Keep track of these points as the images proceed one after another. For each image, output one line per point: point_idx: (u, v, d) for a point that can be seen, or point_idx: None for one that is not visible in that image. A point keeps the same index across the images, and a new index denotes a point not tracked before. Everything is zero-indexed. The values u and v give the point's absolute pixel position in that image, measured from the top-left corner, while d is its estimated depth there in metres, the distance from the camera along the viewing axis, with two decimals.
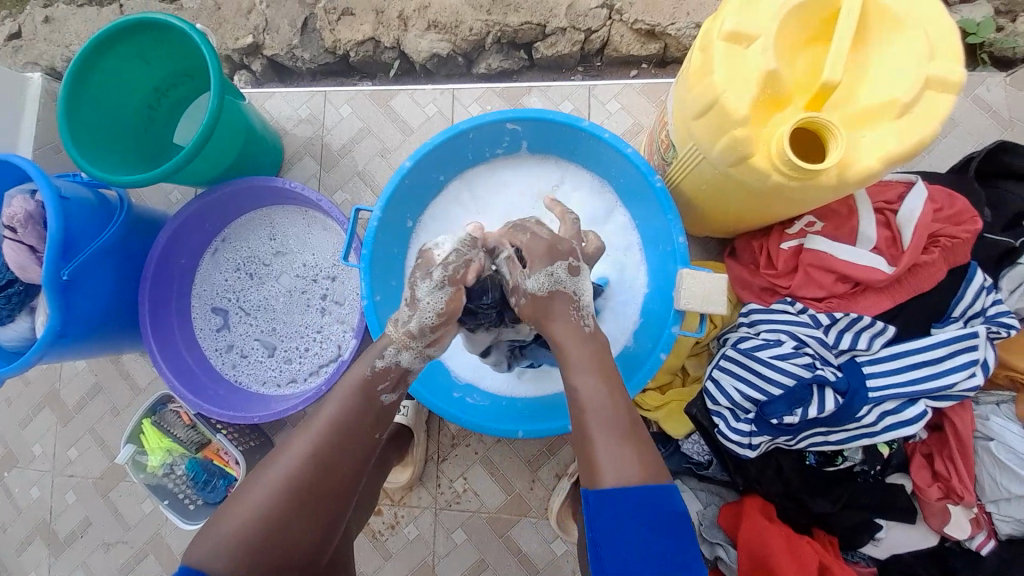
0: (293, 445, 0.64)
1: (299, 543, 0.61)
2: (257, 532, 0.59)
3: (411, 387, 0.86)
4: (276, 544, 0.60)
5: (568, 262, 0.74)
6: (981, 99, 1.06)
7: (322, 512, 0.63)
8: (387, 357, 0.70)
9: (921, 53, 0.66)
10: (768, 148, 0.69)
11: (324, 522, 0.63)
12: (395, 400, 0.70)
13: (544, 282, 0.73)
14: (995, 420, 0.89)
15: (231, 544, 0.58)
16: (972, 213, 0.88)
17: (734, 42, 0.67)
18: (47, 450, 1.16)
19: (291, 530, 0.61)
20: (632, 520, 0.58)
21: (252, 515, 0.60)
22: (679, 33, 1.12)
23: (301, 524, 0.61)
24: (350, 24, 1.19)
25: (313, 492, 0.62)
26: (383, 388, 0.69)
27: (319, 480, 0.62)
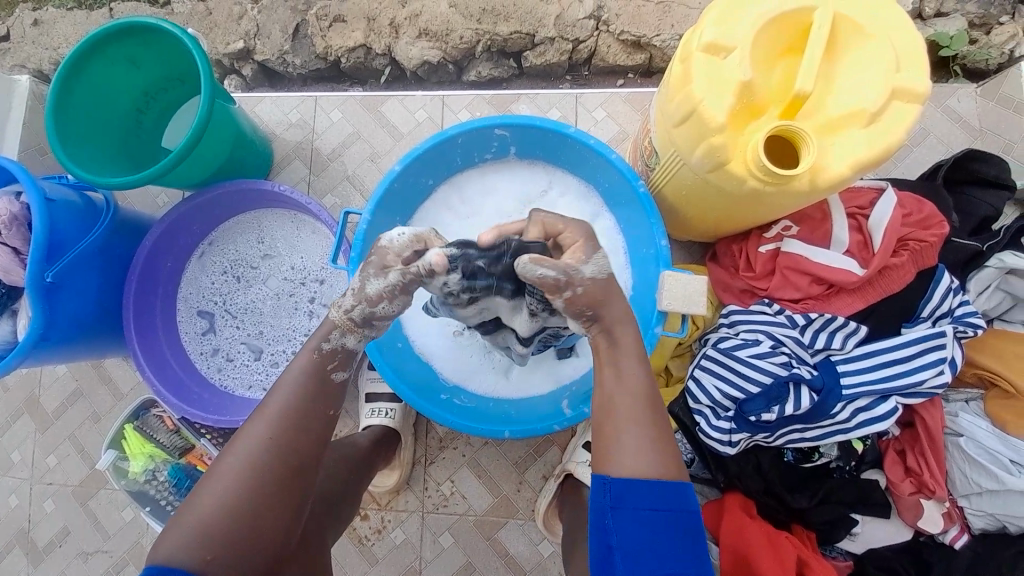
0: (284, 440, 0.64)
1: (264, 529, 0.61)
2: (219, 520, 0.59)
3: (364, 350, 0.86)
4: (260, 533, 0.60)
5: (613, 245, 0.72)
6: (950, 110, 1.12)
7: (288, 495, 0.63)
8: (333, 341, 0.69)
9: (886, 65, 0.69)
10: (744, 155, 0.72)
11: (290, 508, 0.63)
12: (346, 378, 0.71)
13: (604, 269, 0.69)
14: (965, 417, 0.92)
15: (211, 530, 0.58)
16: (940, 218, 0.92)
17: (712, 53, 0.71)
18: (26, 457, 1.13)
19: (259, 515, 0.61)
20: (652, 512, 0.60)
21: (215, 504, 0.60)
22: (663, 44, 1.16)
23: (268, 504, 0.61)
24: (342, 30, 1.20)
25: (277, 476, 0.62)
26: (333, 368, 0.69)
27: (283, 464, 0.63)
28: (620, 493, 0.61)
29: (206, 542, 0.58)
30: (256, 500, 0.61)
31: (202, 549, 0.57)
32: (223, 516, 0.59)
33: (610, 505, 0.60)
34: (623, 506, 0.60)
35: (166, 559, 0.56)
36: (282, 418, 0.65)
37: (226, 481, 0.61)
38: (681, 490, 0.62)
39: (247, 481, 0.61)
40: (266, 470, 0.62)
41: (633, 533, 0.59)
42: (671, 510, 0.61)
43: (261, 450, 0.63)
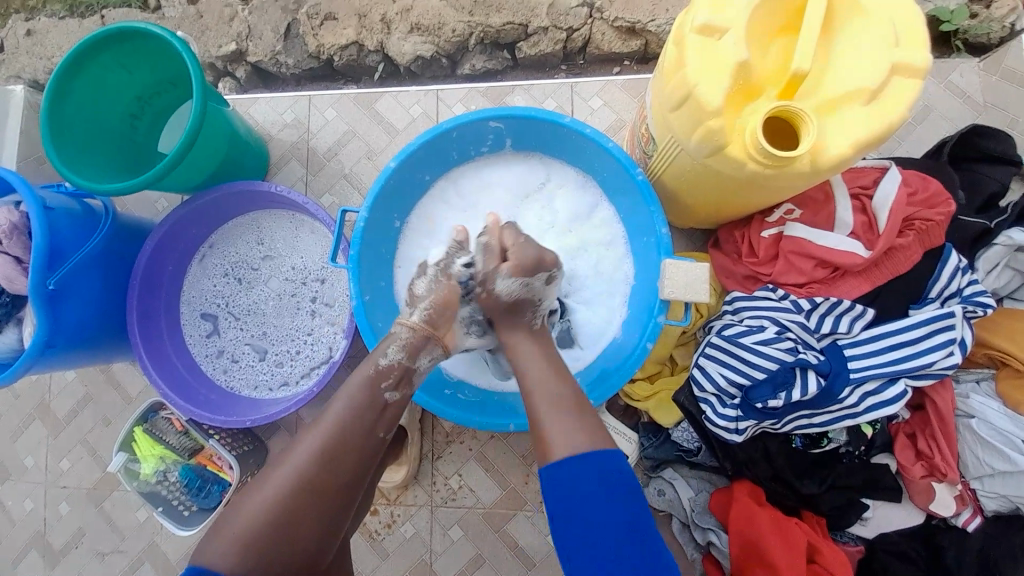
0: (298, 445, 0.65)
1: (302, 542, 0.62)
2: (262, 532, 0.60)
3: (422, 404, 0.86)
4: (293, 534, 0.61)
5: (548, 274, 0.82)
6: (953, 85, 1.09)
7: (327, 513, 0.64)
8: (390, 357, 0.72)
9: (885, 42, 0.68)
10: (742, 139, 0.71)
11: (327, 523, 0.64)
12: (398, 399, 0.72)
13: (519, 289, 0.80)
14: (976, 398, 0.91)
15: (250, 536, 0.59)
16: (946, 196, 0.90)
17: (706, 35, 0.69)
18: (39, 462, 1.14)
19: (298, 526, 0.62)
20: (580, 491, 0.61)
21: (258, 514, 0.61)
22: (659, 29, 1.14)
23: (310, 519, 0.62)
24: (333, 29, 1.19)
25: (322, 491, 0.63)
26: (386, 386, 0.71)
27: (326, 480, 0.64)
28: (560, 474, 0.62)
29: (245, 552, 0.59)
30: (297, 512, 0.62)
31: (243, 560, 0.58)
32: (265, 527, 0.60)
33: (552, 484, 0.62)
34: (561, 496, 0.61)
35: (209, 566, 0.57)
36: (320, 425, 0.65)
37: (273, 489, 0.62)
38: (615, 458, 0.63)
39: (298, 495, 0.62)
40: (314, 480, 0.63)
41: (571, 511, 0.60)
42: (609, 486, 0.61)
43: (309, 464, 0.63)
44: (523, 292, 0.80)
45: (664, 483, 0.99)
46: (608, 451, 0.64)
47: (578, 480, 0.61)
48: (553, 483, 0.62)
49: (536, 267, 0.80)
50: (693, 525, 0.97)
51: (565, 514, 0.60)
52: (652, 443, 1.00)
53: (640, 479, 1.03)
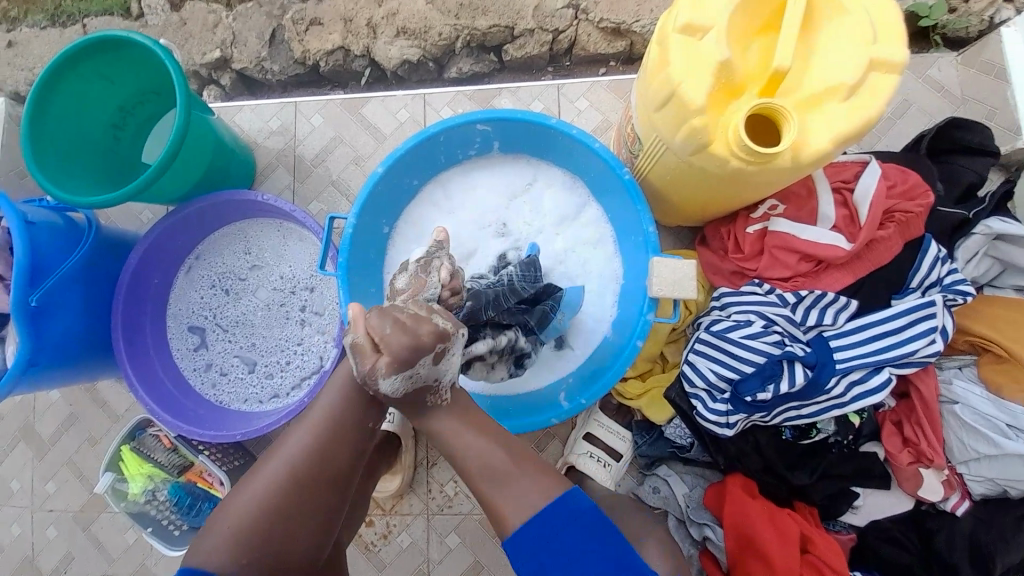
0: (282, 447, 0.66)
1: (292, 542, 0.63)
2: (251, 531, 0.61)
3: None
4: (276, 541, 0.61)
5: (432, 355, 0.62)
6: (930, 79, 1.12)
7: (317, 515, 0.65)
8: None
9: (862, 38, 0.69)
10: (726, 136, 0.72)
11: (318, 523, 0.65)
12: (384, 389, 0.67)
13: (403, 385, 0.63)
14: (959, 384, 0.93)
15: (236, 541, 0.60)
16: (925, 188, 0.92)
17: (688, 34, 0.70)
18: (24, 486, 1.13)
19: (280, 530, 0.62)
20: (551, 541, 0.62)
21: (249, 515, 0.61)
22: (643, 30, 1.15)
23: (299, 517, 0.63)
24: (319, 34, 1.19)
25: (311, 491, 0.64)
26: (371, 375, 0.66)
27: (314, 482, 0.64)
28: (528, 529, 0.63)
29: (235, 551, 0.59)
30: (287, 513, 0.63)
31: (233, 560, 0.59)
32: (253, 526, 0.61)
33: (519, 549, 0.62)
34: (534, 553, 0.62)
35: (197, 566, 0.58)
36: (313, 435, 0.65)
37: (262, 491, 0.63)
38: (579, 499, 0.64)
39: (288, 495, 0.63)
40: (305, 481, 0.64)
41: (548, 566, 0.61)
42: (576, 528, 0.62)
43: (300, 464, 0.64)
44: (411, 386, 0.63)
45: (659, 480, 1.01)
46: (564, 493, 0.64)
47: (544, 531, 0.62)
48: (521, 550, 0.62)
49: (411, 355, 0.61)
50: (688, 521, 0.98)
51: (543, 568, 0.61)
52: (646, 440, 1.01)
53: (635, 477, 1.04)
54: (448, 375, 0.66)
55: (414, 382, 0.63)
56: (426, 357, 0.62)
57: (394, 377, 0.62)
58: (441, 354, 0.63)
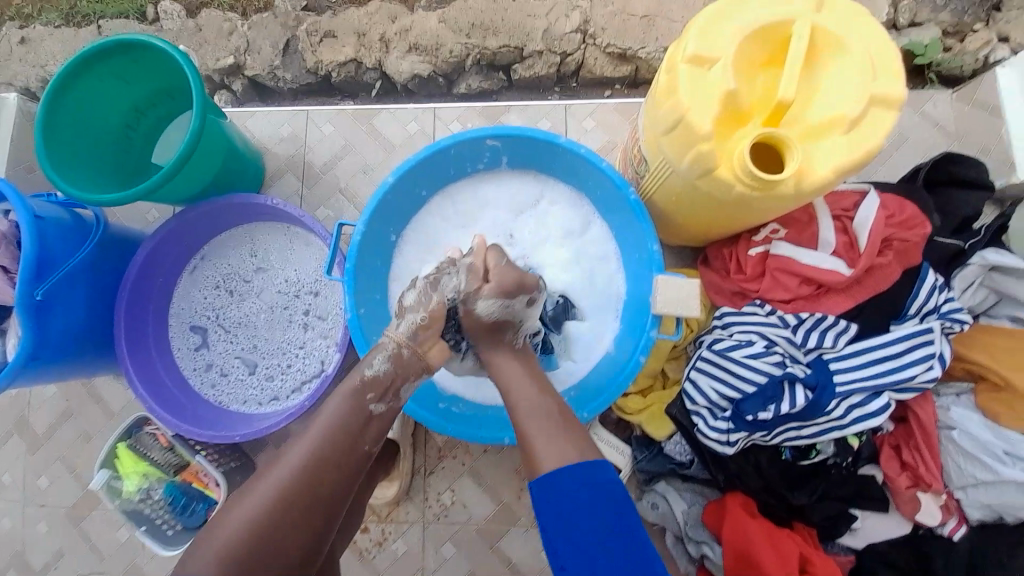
0: (286, 453, 0.64)
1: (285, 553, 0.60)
2: (246, 539, 0.58)
3: (405, 411, 0.84)
4: (265, 559, 0.59)
5: (530, 295, 0.79)
6: (925, 116, 1.16)
7: (313, 524, 0.62)
8: (376, 366, 0.70)
9: (861, 75, 0.72)
10: (731, 161, 0.75)
11: (317, 529, 0.63)
12: (384, 411, 0.70)
13: (496, 310, 0.75)
14: (956, 410, 0.94)
15: (231, 550, 0.58)
16: (921, 219, 0.95)
17: (696, 64, 0.73)
18: (16, 479, 1.10)
19: (277, 549, 0.60)
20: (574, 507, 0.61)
21: (246, 523, 0.59)
22: (649, 56, 1.19)
23: (293, 529, 0.61)
24: (332, 46, 1.22)
25: (305, 501, 0.62)
26: (371, 398, 0.69)
27: (311, 486, 0.62)
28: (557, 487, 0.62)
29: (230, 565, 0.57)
30: (285, 521, 0.60)
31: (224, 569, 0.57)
32: (247, 534, 0.59)
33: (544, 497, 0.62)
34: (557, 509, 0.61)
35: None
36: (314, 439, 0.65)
37: (261, 496, 0.61)
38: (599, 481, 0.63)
39: (281, 503, 0.61)
40: (302, 489, 0.62)
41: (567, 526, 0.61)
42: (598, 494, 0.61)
43: (295, 473, 0.62)
44: (502, 316, 0.76)
45: (657, 496, 1.01)
46: (593, 463, 0.64)
47: (570, 496, 0.61)
48: (547, 498, 0.62)
49: (516, 288, 0.77)
50: (687, 538, 0.98)
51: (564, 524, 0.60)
52: (645, 456, 1.01)
53: (634, 492, 1.04)
54: (529, 321, 0.81)
55: (503, 316, 0.76)
56: (525, 297, 0.78)
57: (494, 301, 0.76)
58: (533, 300, 0.80)
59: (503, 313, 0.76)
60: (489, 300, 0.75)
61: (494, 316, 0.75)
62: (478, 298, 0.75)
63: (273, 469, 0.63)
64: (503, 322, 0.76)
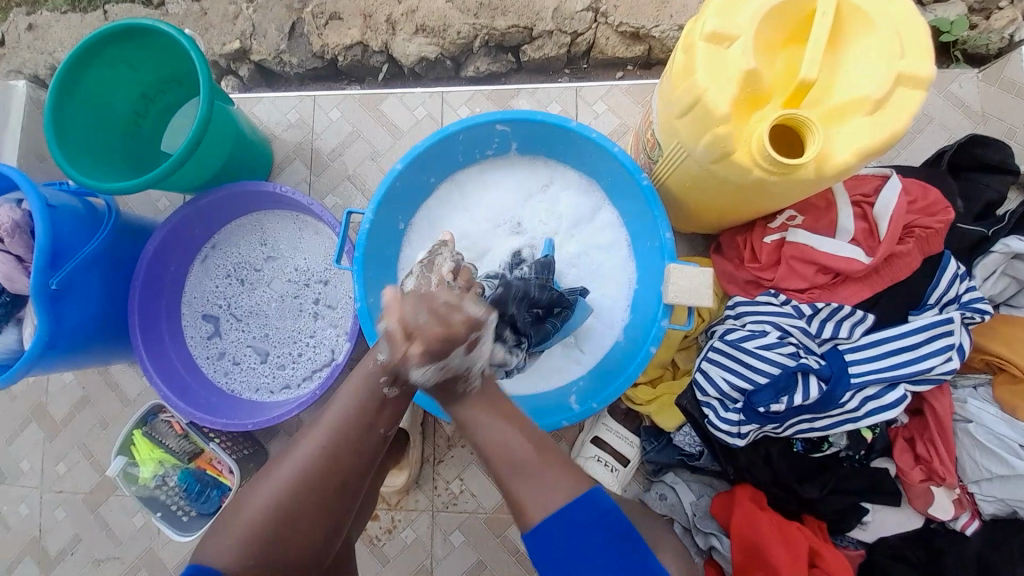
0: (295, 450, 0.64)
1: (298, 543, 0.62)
2: (263, 525, 0.60)
3: (416, 397, 0.86)
4: (282, 553, 0.60)
5: (464, 347, 0.62)
6: (953, 96, 1.11)
7: (327, 514, 0.63)
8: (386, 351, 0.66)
9: (889, 52, 0.69)
10: (749, 146, 0.72)
11: (331, 520, 0.64)
12: (397, 394, 0.66)
13: (435, 375, 0.63)
14: (973, 403, 0.92)
15: (250, 538, 0.59)
16: (945, 204, 0.91)
17: (715, 42, 0.70)
18: (34, 466, 1.14)
19: (293, 542, 0.61)
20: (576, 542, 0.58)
21: (262, 510, 0.61)
22: (662, 35, 1.15)
23: (307, 519, 0.62)
24: (338, 28, 1.19)
25: (316, 494, 0.62)
26: (384, 381, 0.65)
27: (327, 478, 0.63)
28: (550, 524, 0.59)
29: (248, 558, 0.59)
30: (300, 511, 0.61)
31: (241, 553, 0.59)
32: (264, 522, 0.60)
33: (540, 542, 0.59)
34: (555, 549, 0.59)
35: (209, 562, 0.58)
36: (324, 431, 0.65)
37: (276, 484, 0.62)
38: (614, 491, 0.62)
39: (297, 495, 0.61)
40: (318, 480, 0.62)
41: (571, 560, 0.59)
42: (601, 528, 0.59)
43: (312, 459, 0.63)
44: (445, 373, 0.63)
45: (666, 487, 1.01)
46: (589, 493, 0.60)
47: (569, 524, 0.59)
48: (544, 541, 0.59)
49: (449, 343, 0.61)
50: (694, 529, 0.98)
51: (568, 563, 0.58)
52: (654, 446, 1.01)
53: (642, 483, 1.04)
54: (479, 365, 0.64)
55: (447, 372, 0.63)
56: (459, 348, 0.62)
57: (427, 367, 0.63)
58: (474, 344, 0.62)
59: (445, 371, 0.63)
60: (423, 369, 0.62)
61: (431, 384, 0.64)
62: (412, 369, 0.63)
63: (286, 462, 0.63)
64: (457, 377, 0.64)
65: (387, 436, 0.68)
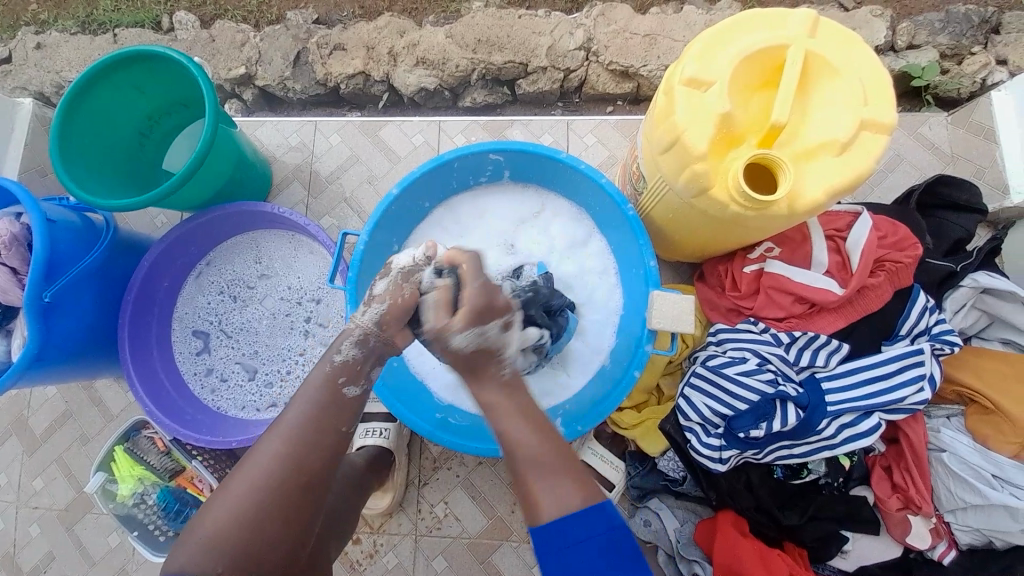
0: (256, 451, 0.64)
1: (268, 550, 0.61)
2: (234, 531, 0.59)
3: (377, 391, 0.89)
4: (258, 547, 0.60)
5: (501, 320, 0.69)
6: (922, 137, 1.18)
7: (299, 519, 0.63)
8: (344, 352, 0.68)
9: (854, 100, 0.74)
10: (725, 182, 0.76)
11: (301, 519, 0.64)
12: (358, 394, 0.69)
13: (473, 340, 0.67)
14: (946, 432, 0.95)
15: (222, 535, 0.59)
16: (914, 240, 0.96)
17: (693, 87, 0.75)
18: (11, 480, 1.11)
19: (267, 530, 0.61)
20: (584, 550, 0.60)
21: (232, 513, 0.60)
22: (650, 74, 1.21)
23: (273, 525, 0.61)
24: (342, 58, 1.25)
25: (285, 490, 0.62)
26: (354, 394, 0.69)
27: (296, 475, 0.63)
28: (556, 524, 0.61)
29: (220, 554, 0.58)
30: (275, 509, 0.61)
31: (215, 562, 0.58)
32: (237, 524, 0.60)
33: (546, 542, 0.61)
34: (563, 548, 0.60)
35: (179, 570, 0.57)
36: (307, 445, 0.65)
37: (252, 482, 0.62)
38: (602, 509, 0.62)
39: (279, 491, 0.62)
40: (283, 476, 0.62)
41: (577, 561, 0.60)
42: (603, 534, 0.61)
43: (277, 468, 0.62)
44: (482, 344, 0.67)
45: (650, 513, 1.01)
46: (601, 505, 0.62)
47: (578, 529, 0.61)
48: (551, 543, 0.61)
49: (488, 311, 0.68)
50: (678, 556, 0.98)
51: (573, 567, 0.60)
52: (638, 471, 1.03)
53: (627, 509, 1.05)
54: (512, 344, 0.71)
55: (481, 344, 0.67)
56: (496, 322, 0.69)
57: (468, 333, 0.67)
58: (508, 323, 0.71)
59: (483, 341, 0.68)
60: (463, 332, 0.67)
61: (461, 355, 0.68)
62: (453, 333, 0.67)
63: (262, 446, 0.65)
64: (481, 353, 0.68)
65: (348, 434, 0.69)
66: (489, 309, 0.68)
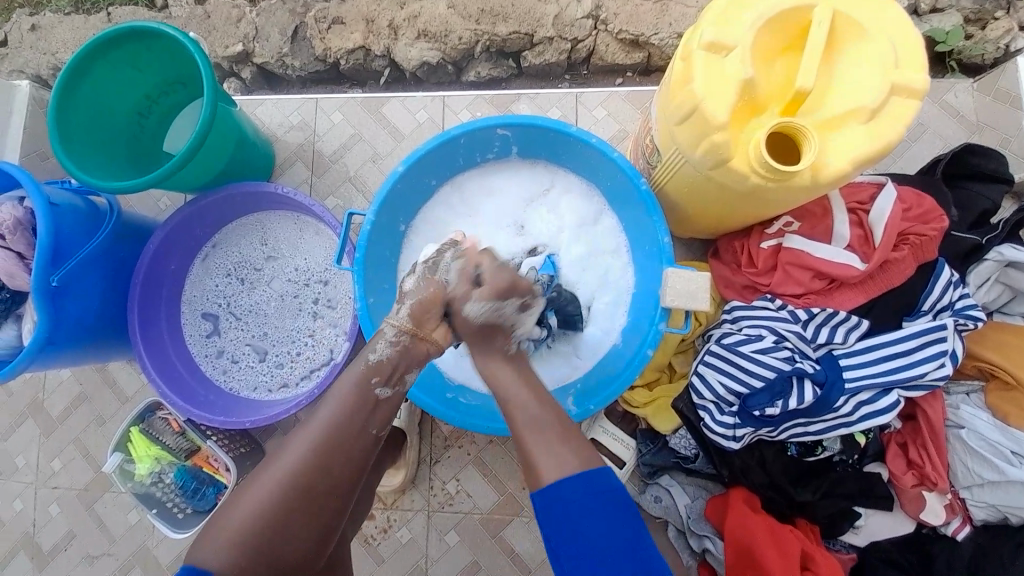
0: (284, 449, 0.64)
1: (290, 548, 0.61)
2: (256, 529, 0.60)
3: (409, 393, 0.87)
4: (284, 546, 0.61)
5: (522, 299, 0.73)
6: (948, 105, 1.13)
7: (325, 511, 0.63)
8: (379, 351, 0.69)
9: (885, 62, 0.70)
10: (745, 153, 0.73)
11: (324, 516, 0.64)
12: (390, 394, 0.70)
13: (487, 312, 0.71)
14: (966, 409, 0.93)
15: (242, 533, 0.60)
16: (939, 212, 0.93)
17: (713, 52, 0.71)
18: (30, 462, 1.14)
19: (289, 524, 0.61)
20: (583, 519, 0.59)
21: (256, 508, 0.61)
22: (661, 43, 1.16)
23: (298, 521, 0.62)
24: (340, 32, 1.21)
25: (301, 490, 0.62)
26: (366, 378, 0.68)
27: (322, 474, 0.63)
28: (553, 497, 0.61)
29: (242, 551, 0.59)
30: (292, 509, 0.61)
31: (235, 554, 0.59)
32: (261, 522, 0.60)
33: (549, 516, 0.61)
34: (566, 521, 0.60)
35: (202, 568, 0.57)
36: (320, 429, 0.65)
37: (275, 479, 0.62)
38: (598, 474, 0.62)
39: (309, 472, 0.63)
40: (306, 471, 0.63)
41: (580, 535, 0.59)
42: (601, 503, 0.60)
43: (307, 455, 0.63)
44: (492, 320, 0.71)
45: (660, 489, 1.01)
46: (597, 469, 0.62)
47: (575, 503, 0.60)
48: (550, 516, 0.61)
49: (509, 290, 0.72)
50: (689, 532, 0.99)
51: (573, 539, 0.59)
52: (650, 449, 1.02)
53: (637, 486, 1.04)
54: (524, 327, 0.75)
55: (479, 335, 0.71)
56: (514, 300, 0.72)
57: (484, 304, 0.71)
58: (527, 303, 0.74)
59: (492, 315, 0.71)
60: (480, 303, 0.70)
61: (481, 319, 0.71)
62: (466, 302, 0.71)
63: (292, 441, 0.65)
64: (490, 326, 0.72)
65: (380, 438, 0.69)
66: (514, 288, 0.72)
